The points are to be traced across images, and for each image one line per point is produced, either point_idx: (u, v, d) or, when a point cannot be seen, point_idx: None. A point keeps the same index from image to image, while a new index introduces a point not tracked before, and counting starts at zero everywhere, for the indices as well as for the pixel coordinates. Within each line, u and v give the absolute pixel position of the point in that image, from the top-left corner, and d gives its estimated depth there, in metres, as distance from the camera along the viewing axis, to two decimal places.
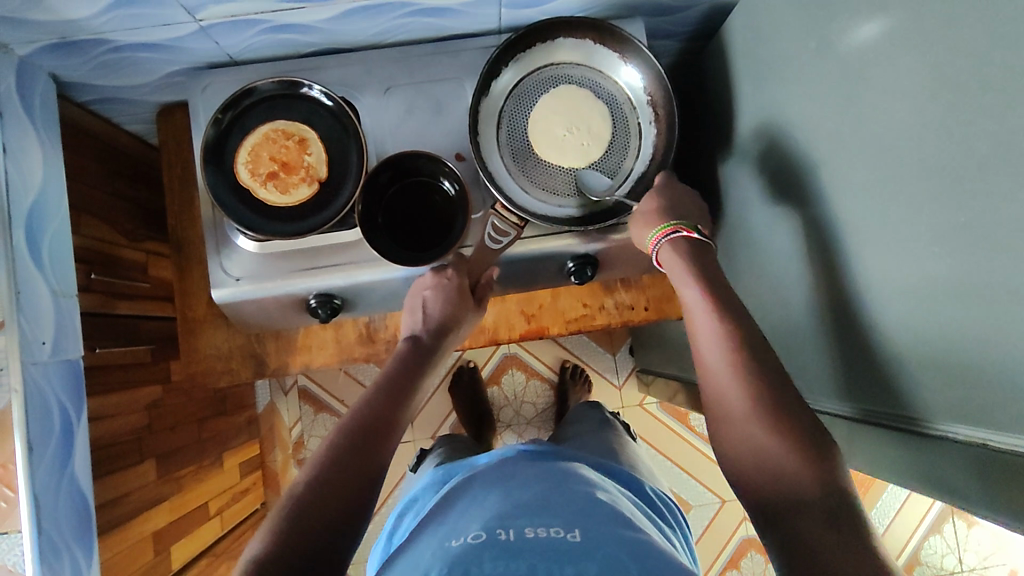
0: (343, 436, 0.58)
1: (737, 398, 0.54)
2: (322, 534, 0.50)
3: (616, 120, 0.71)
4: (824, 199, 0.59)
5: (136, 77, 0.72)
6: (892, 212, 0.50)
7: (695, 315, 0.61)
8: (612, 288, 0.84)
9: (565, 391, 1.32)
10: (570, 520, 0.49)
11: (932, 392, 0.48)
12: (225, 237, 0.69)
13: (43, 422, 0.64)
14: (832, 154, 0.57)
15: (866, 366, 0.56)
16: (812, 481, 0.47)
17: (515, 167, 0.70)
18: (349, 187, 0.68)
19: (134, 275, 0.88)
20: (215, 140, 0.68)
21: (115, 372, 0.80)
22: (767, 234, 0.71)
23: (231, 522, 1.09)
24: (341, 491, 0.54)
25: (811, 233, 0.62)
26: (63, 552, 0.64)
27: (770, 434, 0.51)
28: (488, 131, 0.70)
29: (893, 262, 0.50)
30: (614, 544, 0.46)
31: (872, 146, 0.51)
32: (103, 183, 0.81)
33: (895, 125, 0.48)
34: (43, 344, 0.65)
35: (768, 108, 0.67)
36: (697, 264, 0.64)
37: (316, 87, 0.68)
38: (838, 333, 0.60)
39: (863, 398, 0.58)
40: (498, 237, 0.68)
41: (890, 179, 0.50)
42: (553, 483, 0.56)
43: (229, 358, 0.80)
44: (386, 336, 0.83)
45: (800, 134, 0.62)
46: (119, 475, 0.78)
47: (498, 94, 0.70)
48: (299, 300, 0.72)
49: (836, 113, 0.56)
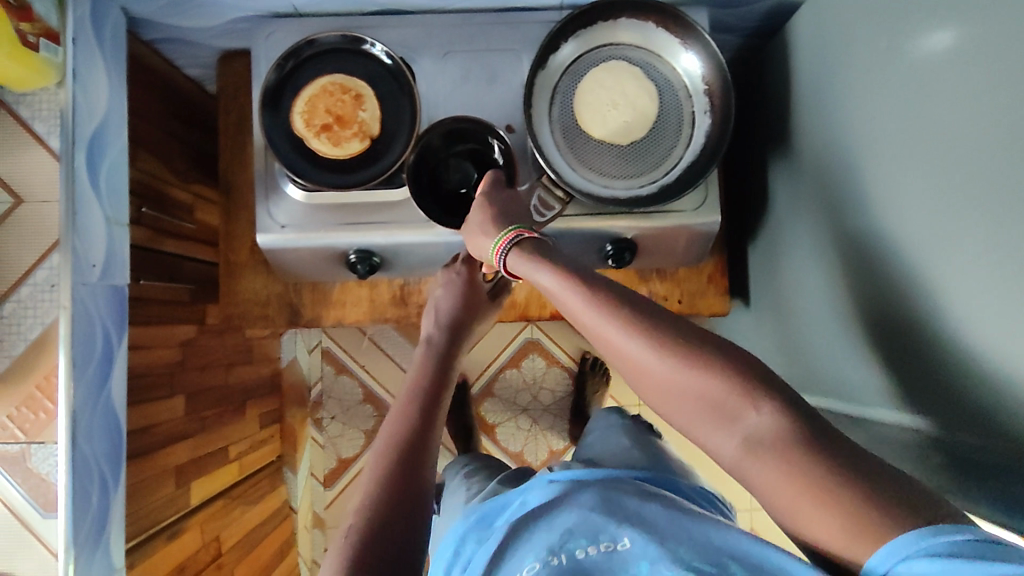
0: (393, 448, 0.57)
1: (654, 377, 0.48)
2: (403, 513, 0.51)
3: (671, 107, 0.70)
4: (879, 202, 0.58)
5: (203, 19, 0.74)
6: (945, 216, 0.49)
7: (559, 300, 0.55)
8: (647, 278, 0.83)
9: (584, 381, 1.34)
10: (612, 526, 0.47)
11: (993, 406, 0.46)
12: (275, 183, 0.71)
13: (86, 345, 0.66)
14: (891, 160, 0.56)
15: (916, 375, 0.55)
16: (763, 417, 0.43)
17: (564, 144, 0.70)
18: (398, 148, 0.69)
19: (182, 215, 0.90)
20: (274, 86, 0.69)
21: (156, 306, 0.83)
22: (813, 235, 0.70)
23: (249, 469, 1.12)
24: (406, 500, 0.52)
25: (862, 238, 0.61)
26: (95, 472, 0.67)
27: (715, 430, 0.46)
28: (540, 105, 0.70)
29: (949, 273, 0.49)
30: (672, 540, 0.45)
31: (936, 152, 0.50)
32: (160, 122, 0.83)
33: (962, 137, 0.46)
34: (93, 267, 0.67)
35: (827, 108, 0.66)
36: (541, 251, 0.59)
37: (379, 45, 0.69)
38: (885, 344, 0.59)
39: (923, 410, 0.56)
40: (542, 211, 0.68)
41: (953, 189, 0.48)
42: (587, 482, 0.53)
43: (267, 303, 0.81)
44: (419, 300, 0.83)
45: (857, 137, 0.61)
46: (150, 405, 0.81)
47: (554, 69, 0.70)
48: (338, 254, 0.74)
49: (897, 118, 0.54)
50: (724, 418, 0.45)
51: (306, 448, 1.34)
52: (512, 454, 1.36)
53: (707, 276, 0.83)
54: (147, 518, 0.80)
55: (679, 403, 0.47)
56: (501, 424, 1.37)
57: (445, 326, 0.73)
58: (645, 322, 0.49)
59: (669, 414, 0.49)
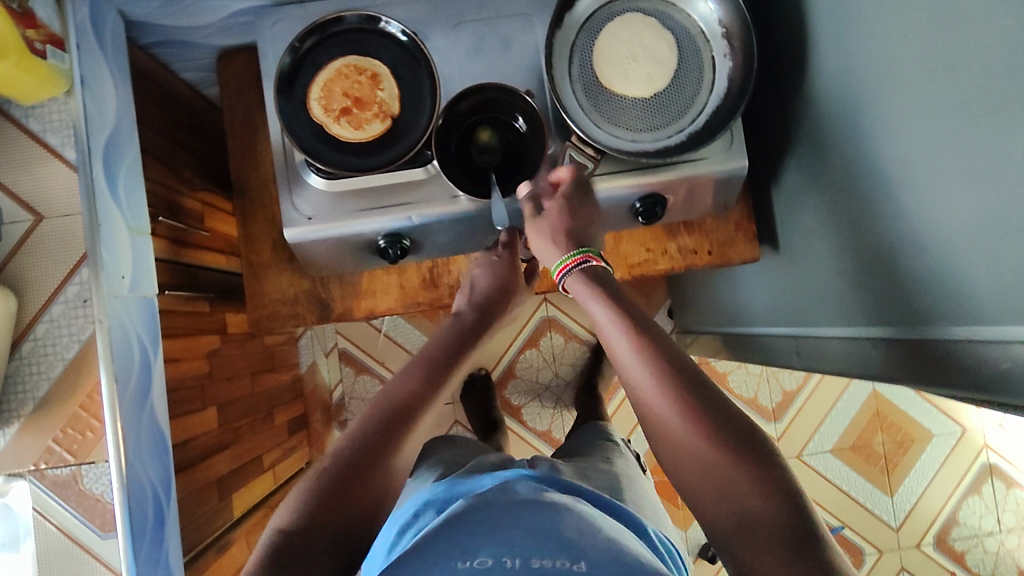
0: (380, 414, 0.62)
1: (675, 424, 0.54)
2: (348, 514, 0.55)
3: (691, 55, 0.69)
4: (892, 129, 0.58)
5: (199, 17, 0.72)
6: (968, 132, 0.49)
7: (609, 333, 0.61)
8: (675, 233, 0.83)
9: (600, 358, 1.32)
10: (575, 551, 0.53)
11: (1017, 310, 0.47)
12: (297, 175, 0.69)
13: (126, 356, 0.64)
14: (902, 83, 0.55)
15: (934, 298, 0.56)
16: (762, 504, 0.49)
17: (588, 102, 0.69)
18: (422, 124, 0.68)
19: (194, 223, 0.88)
20: (289, 72, 0.67)
21: (180, 318, 0.81)
22: (822, 174, 0.70)
23: (283, 476, 1.11)
24: (371, 473, 0.57)
25: (875, 169, 0.61)
26: (147, 485, 0.65)
27: (705, 485, 0.52)
28: (560, 65, 0.69)
29: (976, 183, 0.49)
30: (617, 574, 0.50)
31: (949, 68, 0.50)
32: (164, 129, 0.81)
33: (979, 42, 0.46)
34: (123, 279, 0.65)
35: (823, 42, 0.66)
36: (603, 284, 0.64)
37: (394, 22, 0.67)
38: (902, 272, 0.60)
39: (929, 320, 0.57)
40: (575, 168, 0.68)
41: (971, 99, 0.48)
42: (554, 512, 0.58)
43: (295, 302, 0.80)
44: (450, 281, 0.82)
45: (857, 71, 0.61)
46: (186, 419, 0.79)
47: (570, 27, 0.69)
48: (366, 242, 0.73)
49: (902, 38, 0.54)
50: (723, 488, 0.51)
51: None
52: (539, 433, 1.38)
53: (735, 225, 0.83)
54: (195, 533, 0.78)
55: (688, 456, 0.53)
56: (526, 405, 1.38)
57: (476, 307, 0.74)
58: (702, 403, 0.54)
59: (672, 460, 0.55)
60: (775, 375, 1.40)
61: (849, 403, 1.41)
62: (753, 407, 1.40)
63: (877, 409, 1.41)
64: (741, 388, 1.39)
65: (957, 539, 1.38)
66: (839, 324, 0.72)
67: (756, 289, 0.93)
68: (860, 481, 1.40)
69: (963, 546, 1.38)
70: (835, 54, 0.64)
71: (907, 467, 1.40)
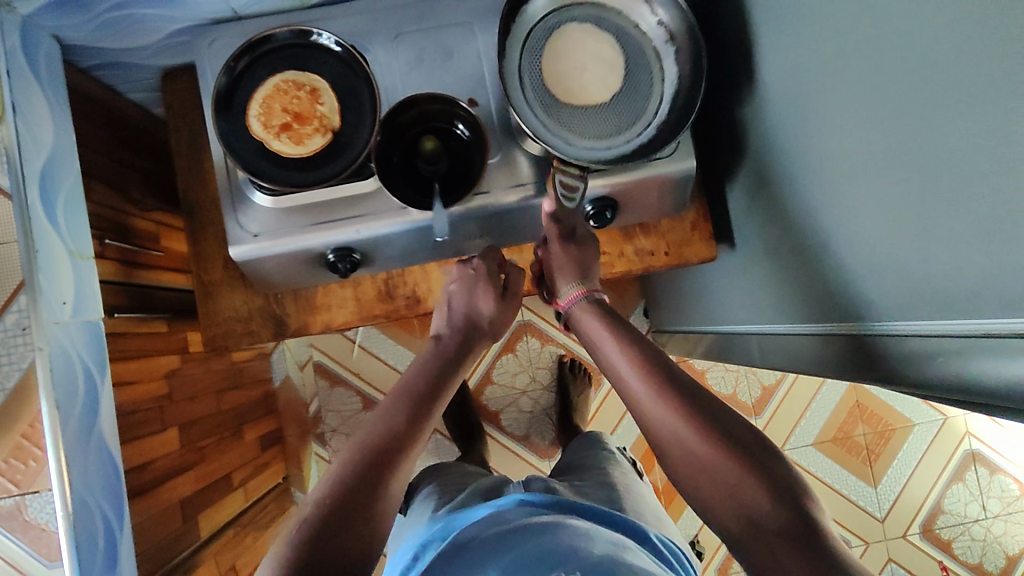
0: (369, 437, 0.61)
1: (687, 442, 0.56)
2: (346, 549, 0.52)
3: (634, 53, 0.69)
4: (831, 126, 0.58)
5: (137, 38, 0.71)
6: (900, 127, 0.48)
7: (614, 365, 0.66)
8: (631, 235, 0.83)
9: (566, 384, 1.34)
10: (564, 562, 0.51)
11: (956, 302, 0.46)
12: (241, 193, 0.69)
13: (69, 382, 0.63)
14: (837, 78, 0.55)
15: (880, 294, 0.55)
16: (774, 512, 0.49)
17: (554, 123, 0.67)
18: (366, 134, 0.67)
19: (147, 243, 0.88)
20: (226, 92, 0.67)
21: (134, 340, 0.81)
22: (774, 170, 0.70)
23: (255, 494, 1.10)
24: (368, 502, 0.55)
25: (819, 165, 0.61)
26: (95, 512, 0.64)
27: (721, 498, 0.52)
28: (515, 93, 0.67)
29: (908, 175, 0.48)
30: None
31: (879, 64, 0.49)
32: (111, 152, 0.80)
33: (905, 34, 0.45)
34: (64, 304, 0.64)
35: (765, 41, 0.65)
36: (612, 322, 0.69)
37: (327, 34, 0.66)
38: (850, 268, 0.59)
39: (877, 315, 0.56)
40: (569, 194, 0.68)
41: (901, 93, 0.47)
42: (541, 534, 0.56)
43: (249, 320, 0.79)
44: (405, 292, 0.82)
45: (798, 67, 0.60)
46: (143, 442, 0.78)
47: (509, 55, 0.68)
48: (316, 257, 0.72)
49: (835, 33, 0.54)
50: (735, 499, 0.51)
51: (311, 464, 1.33)
52: (520, 439, 1.38)
53: (690, 224, 0.82)
54: (157, 557, 0.77)
55: (701, 474, 0.54)
56: (504, 411, 1.38)
57: (454, 327, 0.75)
58: (701, 417, 0.57)
59: (689, 482, 0.55)
60: (753, 371, 1.40)
61: (828, 396, 1.40)
62: (732, 403, 1.39)
63: (857, 401, 1.40)
64: (719, 384, 1.39)
65: (942, 528, 1.38)
66: (794, 324, 0.72)
67: (718, 287, 0.93)
68: (844, 473, 1.39)
69: (949, 535, 1.38)
70: (777, 51, 0.64)
71: (890, 457, 1.39)
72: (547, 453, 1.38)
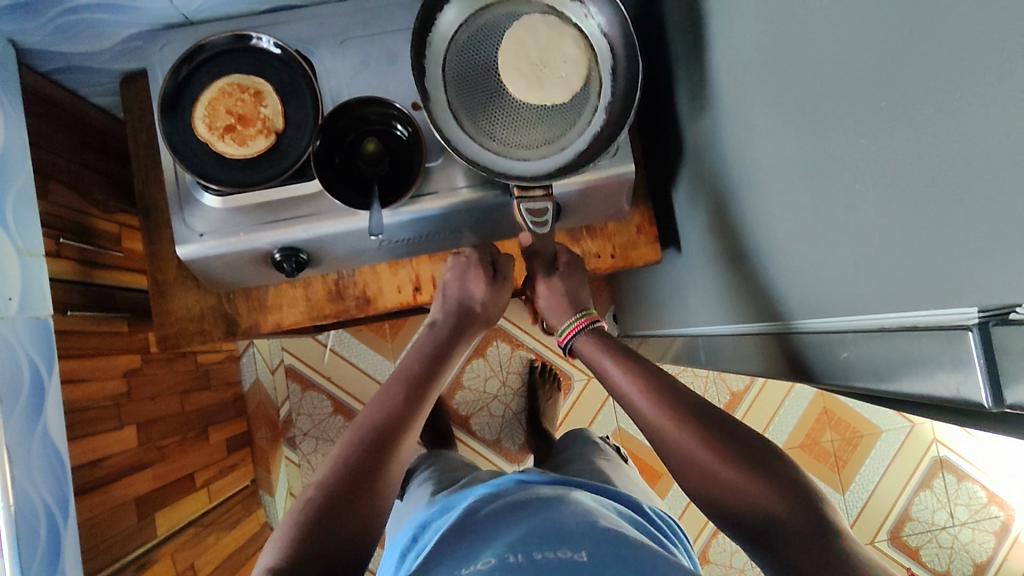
0: (368, 427, 0.63)
1: (692, 449, 0.58)
2: (340, 536, 0.54)
3: (568, 51, 0.68)
4: (761, 127, 0.59)
5: (94, 43, 0.73)
6: (821, 125, 0.50)
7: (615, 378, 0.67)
8: (578, 237, 0.84)
9: (534, 388, 1.35)
10: (575, 542, 0.54)
11: (868, 292, 0.48)
12: (189, 194, 0.71)
13: (12, 376, 0.65)
14: (766, 79, 0.57)
15: (806, 290, 0.57)
16: (786, 508, 0.52)
17: (501, 147, 0.68)
18: (309, 133, 0.70)
19: (108, 243, 0.90)
20: (172, 94, 0.69)
21: (91, 338, 0.82)
22: (713, 172, 0.72)
23: (219, 496, 1.11)
24: (359, 491, 0.57)
25: (752, 165, 0.63)
26: (38, 506, 0.65)
27: (734, 499, 0.55)
28: (453, 129, 0.67)
29: (827, 172, 0.50)
30: (620, 564, 0.51)
31: (802, 65, 0.51)
32: (71, 153, 0.82)
33: (824, 35, 0.47)
34: (10, 300, 0.66)
35: (704, 45, 0.67)
36: (607, 340, 0.72)
37: (266, 37, 0.70)
38: (782, 265, 0.61)
39: (803, 311, 0.58)
40: (539, 219, 0.71)
41: (820, 92, 0.49)
42: (545, 511, 0.59)
43: (202, 318, 0.81)
44: (355, 292, 0.83)
45: (734, 70, 0.62)
46: (98, 438, 0.79)
47: (436, 91, 0.68)
48: (263, 256, 0.73)
49: (764, 34, 0.56)
50: (748, 499, 0.54)
51: (281, 468, 1.33)
52: (489, 443, 1.39)
53: (635, 227, 0.85)
54: (107, 555, 0.77)
55: (707, 477, 0.56)
56: (473, 415, 1.39)
57: (451, 315, 0.78)
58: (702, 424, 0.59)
59: (699, 484, 0.57)
60: (722, 376, 1.41)
61: (796, 402, 1.41)
62: None
63: (825, 407, 1.41)
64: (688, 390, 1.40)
65: (911, 535, 1.39)
66: (731, 324, 0.74)
67: (669, 289, 0.95)
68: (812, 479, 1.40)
69: (917, 542, 1.38)
70: (714, 56, 0.66)
71: (858, 464, 1.40)
72: (517, 457, 1.39)
